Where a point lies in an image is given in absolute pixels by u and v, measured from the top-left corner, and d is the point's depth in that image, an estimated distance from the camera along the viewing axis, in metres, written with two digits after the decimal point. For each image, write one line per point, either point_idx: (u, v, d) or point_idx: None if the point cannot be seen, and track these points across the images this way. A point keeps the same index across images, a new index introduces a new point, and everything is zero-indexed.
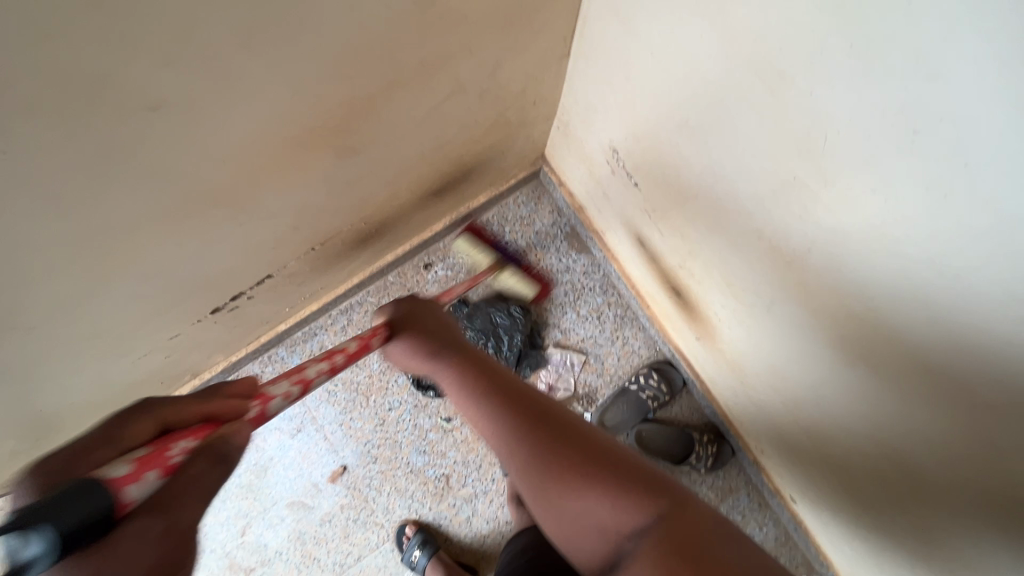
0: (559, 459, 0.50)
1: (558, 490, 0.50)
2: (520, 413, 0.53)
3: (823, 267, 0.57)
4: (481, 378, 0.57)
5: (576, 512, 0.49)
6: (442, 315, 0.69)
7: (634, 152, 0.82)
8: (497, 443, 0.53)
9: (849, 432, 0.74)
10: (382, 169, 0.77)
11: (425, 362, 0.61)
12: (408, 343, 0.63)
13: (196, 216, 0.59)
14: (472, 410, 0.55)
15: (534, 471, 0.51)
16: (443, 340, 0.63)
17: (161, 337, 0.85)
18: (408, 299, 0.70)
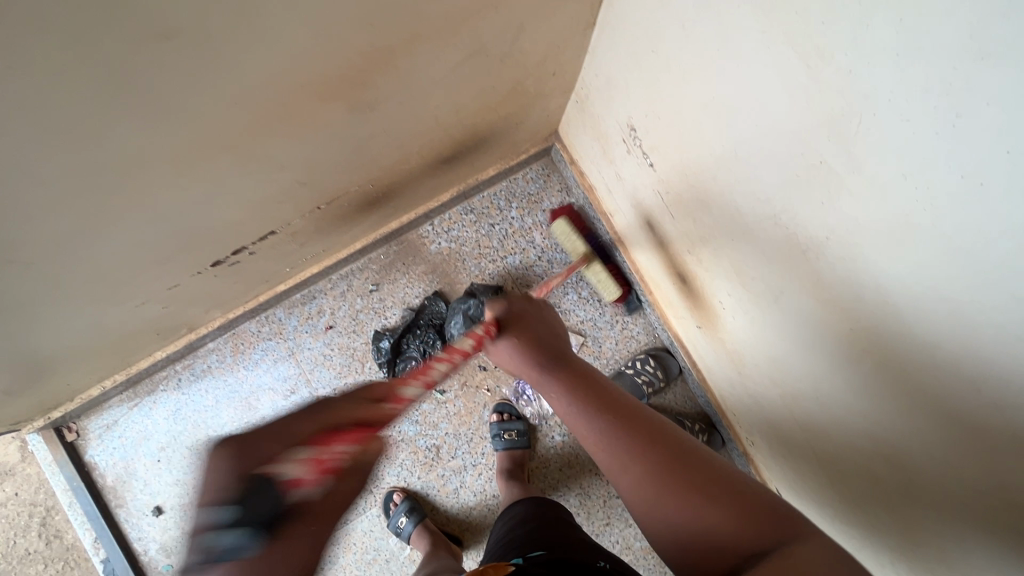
0: (675, 467, 0.53)
1: (666, 496, 0.52)
2: (629, 428, 0.57)
3: (840, 258, 0.56)
4: (586, 380, 0.63)
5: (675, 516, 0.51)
6: (555, 325, 0.73)
7: (653, 132, 0.80)
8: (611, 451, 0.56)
9: (846, 429, 0.74)
10: (394, 131, 0.75)
11: (529, 363, 0.66)
12: (517, 342, 0.67)
13: (202, 160, 0.58)
14: (567, 404, 0.62)
15: (648, 480, 0.53)
16: (552, 343, 0.68)
17: (160, 287, 0.84)
18: (521, 298, 0.74)
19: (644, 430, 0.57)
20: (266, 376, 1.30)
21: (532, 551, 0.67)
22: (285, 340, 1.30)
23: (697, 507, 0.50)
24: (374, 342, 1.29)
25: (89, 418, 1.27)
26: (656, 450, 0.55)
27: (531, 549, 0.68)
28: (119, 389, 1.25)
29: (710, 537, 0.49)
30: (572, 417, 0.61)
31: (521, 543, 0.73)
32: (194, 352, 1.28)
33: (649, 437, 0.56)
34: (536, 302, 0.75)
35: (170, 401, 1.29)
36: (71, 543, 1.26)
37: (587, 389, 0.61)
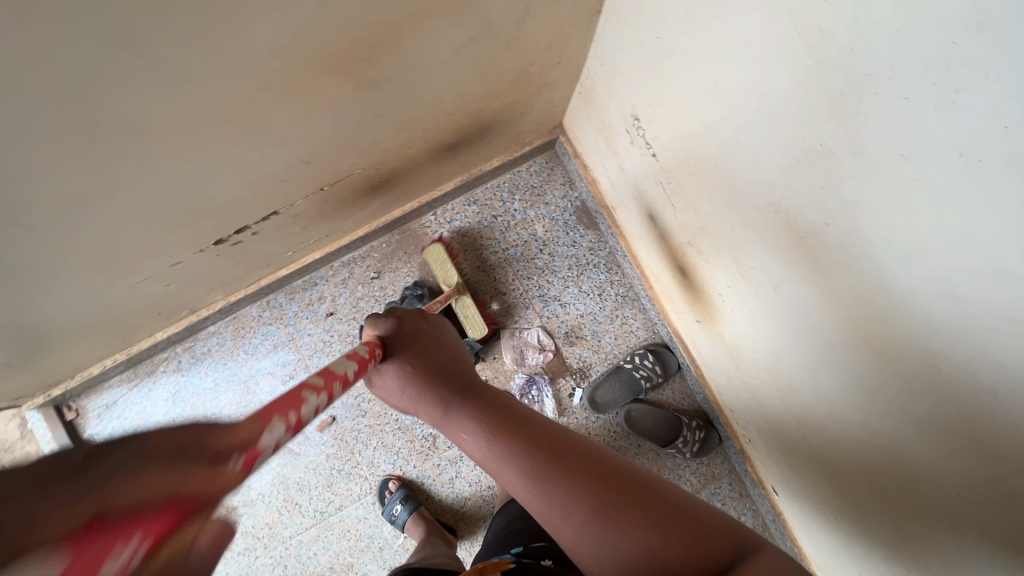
0: (592, 489, 0.51)
1: (586, 522, 0.50)
2: (541, 451, 0.54)
3: (838, 244, 0.56)
4: (494, 407, 0.60)
5: (599, 541, 0.49)
6: (451, 347, 0.68)
7: (655, 120, 0.80)
8: (522, 480, 0.54)
9: (841, 424, 0.73)
10: (399, 113, 0.76)
11: (430, 394, 0.62)
12: (410, 369, 0.64)
13: (208, 130, 0.58)
14: (478, 435, 0.58)
15: (567, 505, 0.51)
16: (455, 369, 0.65)
17: (163, 263, 0.85)
18: (412, 315, 0.70)
19: (551, 449, 0.55)
20: (265, 360, 1.30)
21: (531, 544, 0.68)
22: (285, 325, 1.30)
23: (619, 526, 0.49)
24: (360, 336, 1.29)
25: (88, 398, 1.28)
26: (574, 472, 0.53)
27: (529, 542, 0.69)
28: (119, 369, 1.26)
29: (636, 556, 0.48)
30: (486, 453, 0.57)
31: (518, 535, 0.74)
32: (195, 335, 1.29)
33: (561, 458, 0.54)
34: (428, 318, 0.70)
35: (169, 383, 1.29)
36: None
37: (491, 420, 0.58)
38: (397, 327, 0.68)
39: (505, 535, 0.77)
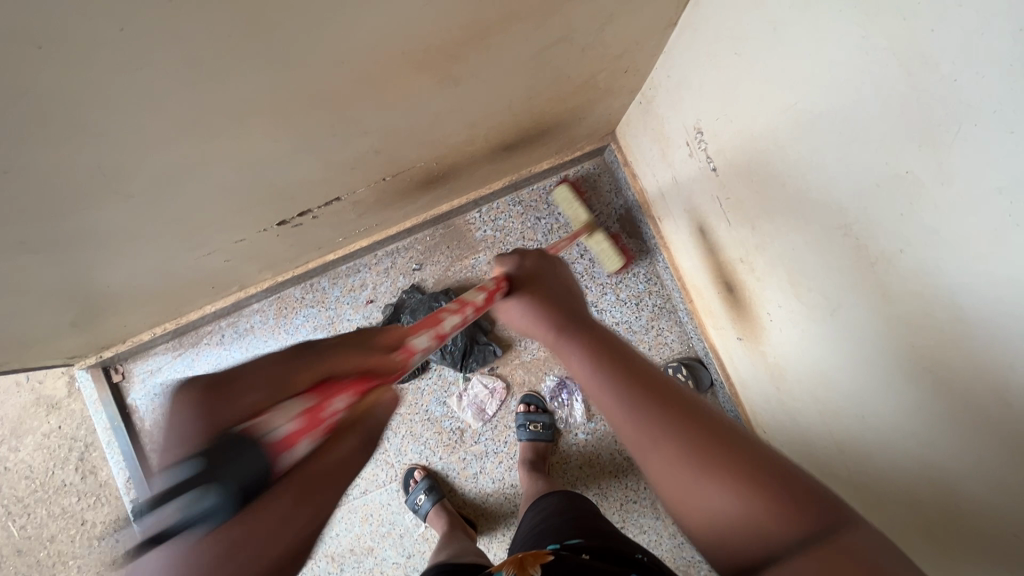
0: (696, 439, 0.47)
1: (687, 465, 0.46)
2: (651, 386, 0.52)
3: (911, 272, 0.56)
4: (596, 334, 0.60)
5: (703, 498, 0.45)
6: (574, 286, 0.72)
7: (721, 134, 0.81)
8: (619, 411, 0.51)
9: (889, 455, 0.72)
10: (469, 110, 0.77)
11: (543, 321, 0.64)
12: (528, 299, 0.68)
13: (297, 116, 0.61)
14: (586, 362, 0.57)
15: (664, 452, 0.48)
16: (569, 305, 0.66)
17: (228, 239, 0.88)
18: (534, 255, 0.74)
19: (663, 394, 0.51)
20: (304, 341, 1.34)
21: (570, 540, 0.69)
22: (326, 308, 1.34)
23: (722, 486, 0.44)
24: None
25: (135, 362, 1.33)
26: (681, 422, 0.48)
27: (569, 537, 0.71)
28: (166, 338, 1.30)
29: (736, 521, 0.43)
30: (591, 380, 0.55)
31: (557, 530, 0.75)
32: (240, 310, 1.33)
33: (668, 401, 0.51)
34: (548, 258, 0.75)
35: (211, 355, 1.33)
36: (104, 479, 1.36)
37: (601, 355, 0.56)
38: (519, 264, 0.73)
39: (539, 532, 0.78)
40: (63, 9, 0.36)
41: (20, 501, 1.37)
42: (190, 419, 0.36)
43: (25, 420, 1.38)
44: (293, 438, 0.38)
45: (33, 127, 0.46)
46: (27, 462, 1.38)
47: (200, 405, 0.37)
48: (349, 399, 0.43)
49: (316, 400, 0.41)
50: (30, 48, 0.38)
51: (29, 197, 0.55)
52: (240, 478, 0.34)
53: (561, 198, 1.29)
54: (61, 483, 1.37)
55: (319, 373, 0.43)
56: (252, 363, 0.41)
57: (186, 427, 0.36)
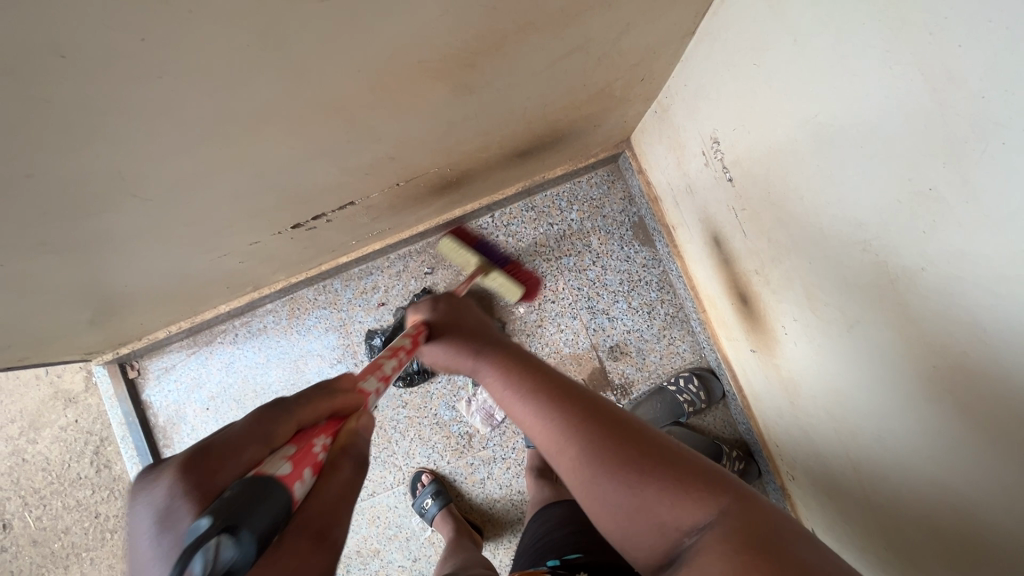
0: (603, 440, 0.49)
1: (594, 469, 0.48)
2: (562, 394, 0.55)
3: (934, 291, 0.55)
4: (516, 358, 0.63)
5: (621, 501, 0.46)
6: (484, 321, 0.76)
7: (738, 145, 0.80)
8: (541, 427, 0.54)
9: (904, 475, 0.71)
10: (484, 117, 0.77)
11: (466, 353, 0.68)
12: (447, 342, 0.72)
13: (314, 122, 0.62)
14: (503, 383, 0.60)
15: (583, 462, 0.49)
16: (484, 336, 0.69)
17: (243, 241, 0.89)
18: (445, 298, 0.80)
19: (571, 399, 0.54)
20: (316, 342, 1.35)
21: (570, 555, 0.69)
22: (338, 310, 1.34)
23: (640, 485, 0.45)
24: (366, 342, 1.33)
25: (150, 359, 1.35)
26: (598, 428, 0.50)
27: (569, 551, 0.70)
28: (181, 336, 1.32)
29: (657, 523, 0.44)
30: (510, 398, 0.58)
31: (559, 544, 0.75)
32: (254, 310, 1.34)
33: (579, 407, 0.53)
34: (458, 300, 0.80)
35: (225, 354, 1.35)
36: (118, 473, 1.39)
37: (518, 374, 0.60)
38: (435, 311, 0.78)
39: (545, 541, 0.78)
40: (88, 20, 0.37)
41: (36, 492, 1.40)
42: (172, 502, 0.36)
43: (44, 412, 1.42)
44: (292, 480, 0.38)
45: (56, 133, 0.47)
46: (44, 454, 1.41)
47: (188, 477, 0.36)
48: (326, 439, 0.46)
49: (299, 448, 0.42)
50: (55, 58, 0.39)
51: (51, 200, 0.57)
52: (255, 537, 0.32)
53: (449, 250, 1.12)
54: (76, 476, 1.40)
55: (291, 426, 0.45)
56: (223, 431, 0.41)
57: (167, 508, 0.35)
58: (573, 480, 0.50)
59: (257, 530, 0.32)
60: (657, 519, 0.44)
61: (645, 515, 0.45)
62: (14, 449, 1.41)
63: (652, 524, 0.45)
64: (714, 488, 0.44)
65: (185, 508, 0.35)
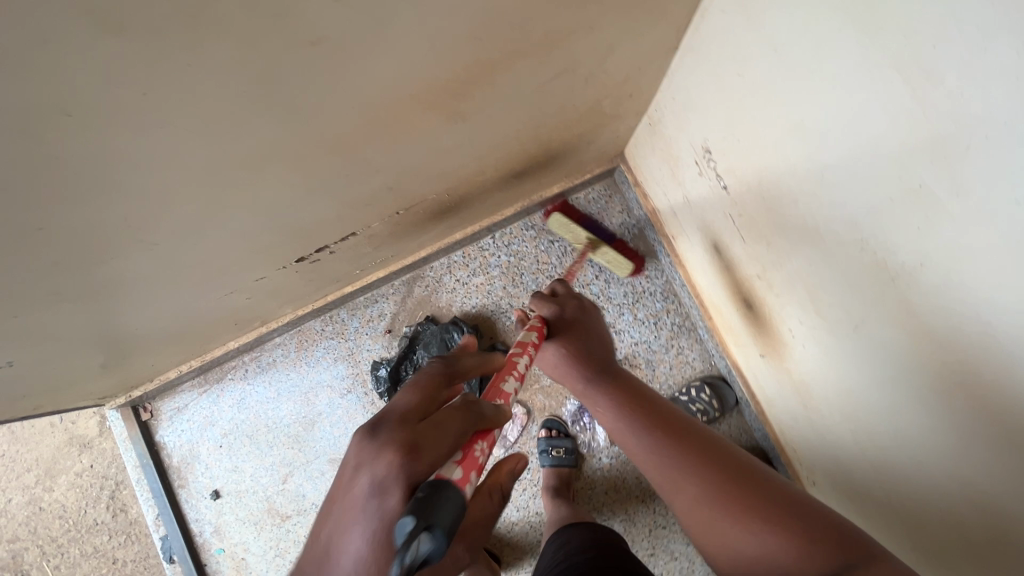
0: (719, 478, 0.66)
1: (717, 507, 0.64)
2: (671, 427, 0.74)
3: (934, 286, 0.55)
4: (629, 391, 0.79)
5: (746, 540, 0.61)
6: (605, 334, 0.86)
7: (730, 153, 0.81)
8: (669, 469, 0.70)
9: (925, 473, 0.70)
10: (479, 142, 0.79)
11: (578, 372, 0.81)
12: (565, 350, 0.82)
13: (311, 160, 0.63)
14: (614, 411, 0.77)
15: (713, 503, 0.65)
16: (601, 358, 0.82)
17: (248, 278, 0.90)
18: (575, 305, 0.86)
19: (685, 438, 0.72)
20: (325, 373, 1.35)
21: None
22: (346, 340, 1.35)
23: (770, 534, 0.59)
24: (372, 373, 1.33)
25: (162, 400, 1.36)
26: (714, 471, 0.67)
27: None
28: (193, 374, 1.33)
29: (776, 566, 0.58)
30: (624, 430, 0.76)
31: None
32: (263, 345, 1.35)
33: (689, 442, 0.72)
34: (588, 312, 0.86)
35: (236, 390, 1.35)
36: (134, 517, 1.39)
37: (633, 408, 0.76)
38: (559, 313, 0.84)
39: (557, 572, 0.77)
40: (90, 80, 0.39)
41: (54, 540, 1.41)
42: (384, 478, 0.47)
43: (60, 459, 1.43)
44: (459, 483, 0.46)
45: (65, 187, 0.49)
46: (61, 501, 1.42)
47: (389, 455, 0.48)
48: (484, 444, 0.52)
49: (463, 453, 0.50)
50: (62, 116, 0.41)
51: (63, 250, 0.58)
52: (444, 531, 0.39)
53: (557, 225, 1.25)
54: (93, 522, 1.40)
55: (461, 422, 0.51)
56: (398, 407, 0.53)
57: (380, 485, 0.47)
58: (702, 516, 0.65)
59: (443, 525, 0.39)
60: (771, 558, 0.58)
61: (769, 552, 0.59)
62: (30, 498, 1.42)
63: (763, 561, 0.59)
64: (823, 536, 0.57)
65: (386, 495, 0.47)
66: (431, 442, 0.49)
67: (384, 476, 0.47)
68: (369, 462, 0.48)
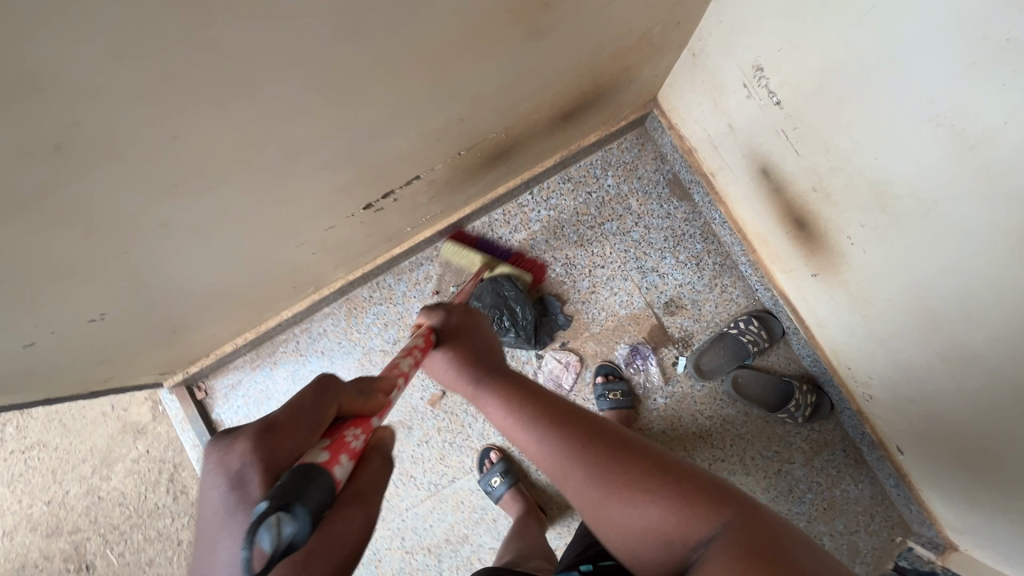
0: (598, 454, 0.55)
1: (596, 486, 0.53)
2: (566, 423, 0.59)
3: (1018, 143, 0.58)
4: (518, 389, 0.66)
5: (620, 515, 0.51)
6: (490, 337, 0.80)
7: (786, 63, 0.84)
8: (546, 457, 0.58)
9: (1009, 343, 0.74)
10: (545, 67, 0.81)
11: (465, 374, 0.72)
12: (451, 355, 0.75)
13: (408, 81, 0.65)
14: (502, 414, 0.64)
15: (591, 484, 0.53)
16: (488, 358, 0.74)
17: (320, 228, 0.92)
18: (460, 312, 0.82)
19: (581, 430, 0.58)
20: (377, 339, 1.37)
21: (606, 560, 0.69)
22: (394, 304, 1.37)
23: (649, 506, 0.50)
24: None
25: (215, 378, 1.37)
26: (596, 448, 0.56)
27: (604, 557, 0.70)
28: (245, 350, 1.34)
29: (664, 540, 0.49)
30: (512, 430, 0.62)
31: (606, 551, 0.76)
32: (312, 316, 1.37)
33: (589, 436, 0.57)
34: (473, 316, 0.83)
35: (289, 363, 1.37)
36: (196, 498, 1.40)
37: (525, 406, 0.62)
38: (445, 320, 0.81)
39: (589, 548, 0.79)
40: None
41: (117, 528, 1.41)
42: (243, 468, 0.43)
43: (115, 448, 1.43)
44: (329, 466, 0.43)
45: (205, 105, 0.50)
46: (120, 489, 1.42)
47: (244, 447, 0.43)
48: (362, 433, 0.51)
49: (334, 440, 0.47)
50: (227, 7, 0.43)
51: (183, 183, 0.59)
52: (308, 508, 0.38)
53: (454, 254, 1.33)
54: (155, 506, 1.41)
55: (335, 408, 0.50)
56: (294, 400, 0.48)
57: (238, 476, 0.43)
58: (577, 498, 0.55)
59: (308, 503, 0.38)
60: (651, 530, 0.50)
61: (649, 524, 0.50)
62: (88, 489, 1.42)
63: (653, 536, 0.50)
64: (717, 498, 0.49)
65: (248, 485, 0.42)
66: (296, 427, 0.46)
67: (239, 469, 0.43)
68: (230, 472, 0.43)
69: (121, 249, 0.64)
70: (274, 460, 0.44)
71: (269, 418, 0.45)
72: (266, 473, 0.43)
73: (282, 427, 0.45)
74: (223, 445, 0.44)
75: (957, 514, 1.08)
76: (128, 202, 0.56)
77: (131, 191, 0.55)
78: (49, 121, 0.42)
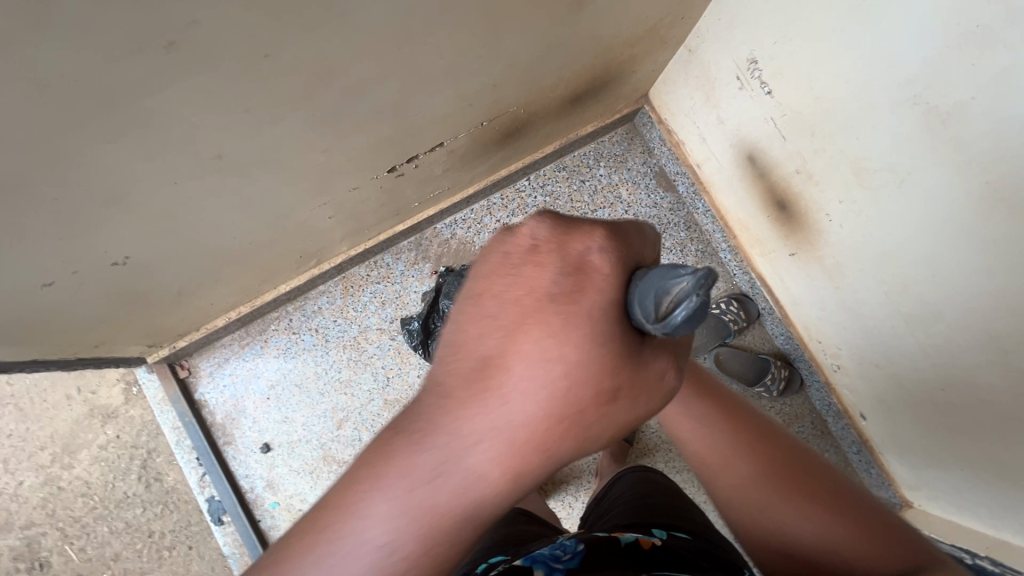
0: (778, 477, 0.63)
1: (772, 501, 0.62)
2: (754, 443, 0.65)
3: (984, 115, 0.71)
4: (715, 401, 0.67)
5: (788, 526, 0.61)
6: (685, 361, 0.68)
7: (781, 55, 0.96)
8: (728, 457, 0.65)
9: (963, 298, 0.86)
10: (572, 42, 0.88)
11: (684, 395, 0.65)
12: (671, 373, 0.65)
13: (466, 34, 0.70)
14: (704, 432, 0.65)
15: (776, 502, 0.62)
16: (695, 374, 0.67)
17: (345, 188, 0.93)
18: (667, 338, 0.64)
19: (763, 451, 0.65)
20: (374, 317, 1.36)
21: (678, 532, 0.69)
22: (392, 283, 1.37)
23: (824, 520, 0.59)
24: (402, 328, 1.35)
25: (200, 357, 1.32)
26: (775, 465, 0.64)
27: (674, 528, 0.71)
28: (236, 326, 1.31)
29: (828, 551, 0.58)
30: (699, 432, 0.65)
31: (634, 510, 0.78)
32: (307, 293, 1.35)
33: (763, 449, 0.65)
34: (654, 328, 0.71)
35: (281, 341, 1.34)
36: (171, 485, 1.31)
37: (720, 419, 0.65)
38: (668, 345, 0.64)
39: (623, 510, 0.80)
40: None
41: (77, 521, 1.30)
42: (548, 288, 0.41)
43: (79, 433, 1.33)
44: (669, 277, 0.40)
45: (300, 29, 0.53)
46: (83, 478, 1.31)
47: (602, 251, 0.40)
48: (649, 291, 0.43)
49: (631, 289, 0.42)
50: None
51: (250, 115, 0.61)
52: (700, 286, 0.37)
53: None
54: (123, 495, 1.31)
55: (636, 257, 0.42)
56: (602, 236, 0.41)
57: (538, 297, 0.41)
58: (750, 502, 0.63)
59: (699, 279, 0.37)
60: (808, 541, 0.59)
61: (811, 536, 0.59)
62: (46, 478, 1.31)
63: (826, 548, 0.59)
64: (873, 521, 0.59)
65: (556, 302, 0.41)
66: (581, 276, 0.41)
67: (545, 287, 0.41)
68: (536, 278, 0.41)
69: (173, 177, 0.64)
70: (587, 293, 0.40)
71: (583, 257, 0.41)
72: (552, 320, 0.41)
73: (593, 268, 0.40)
74: (530, 242, 0.42)
75: (913, 471, 1.19)
76: (196, 119, 0.57)
77: (205, 109, 0.57)
78: (170, 16, 0.45)
